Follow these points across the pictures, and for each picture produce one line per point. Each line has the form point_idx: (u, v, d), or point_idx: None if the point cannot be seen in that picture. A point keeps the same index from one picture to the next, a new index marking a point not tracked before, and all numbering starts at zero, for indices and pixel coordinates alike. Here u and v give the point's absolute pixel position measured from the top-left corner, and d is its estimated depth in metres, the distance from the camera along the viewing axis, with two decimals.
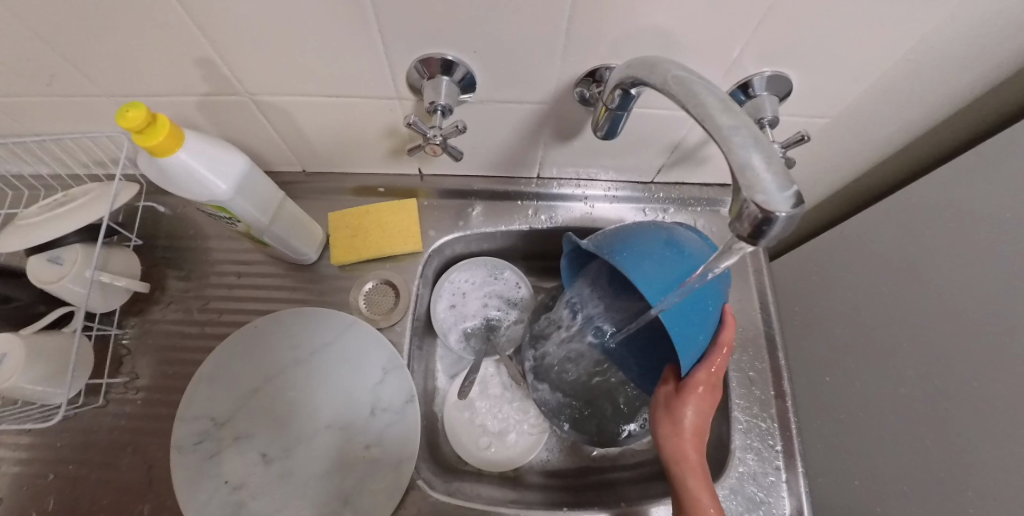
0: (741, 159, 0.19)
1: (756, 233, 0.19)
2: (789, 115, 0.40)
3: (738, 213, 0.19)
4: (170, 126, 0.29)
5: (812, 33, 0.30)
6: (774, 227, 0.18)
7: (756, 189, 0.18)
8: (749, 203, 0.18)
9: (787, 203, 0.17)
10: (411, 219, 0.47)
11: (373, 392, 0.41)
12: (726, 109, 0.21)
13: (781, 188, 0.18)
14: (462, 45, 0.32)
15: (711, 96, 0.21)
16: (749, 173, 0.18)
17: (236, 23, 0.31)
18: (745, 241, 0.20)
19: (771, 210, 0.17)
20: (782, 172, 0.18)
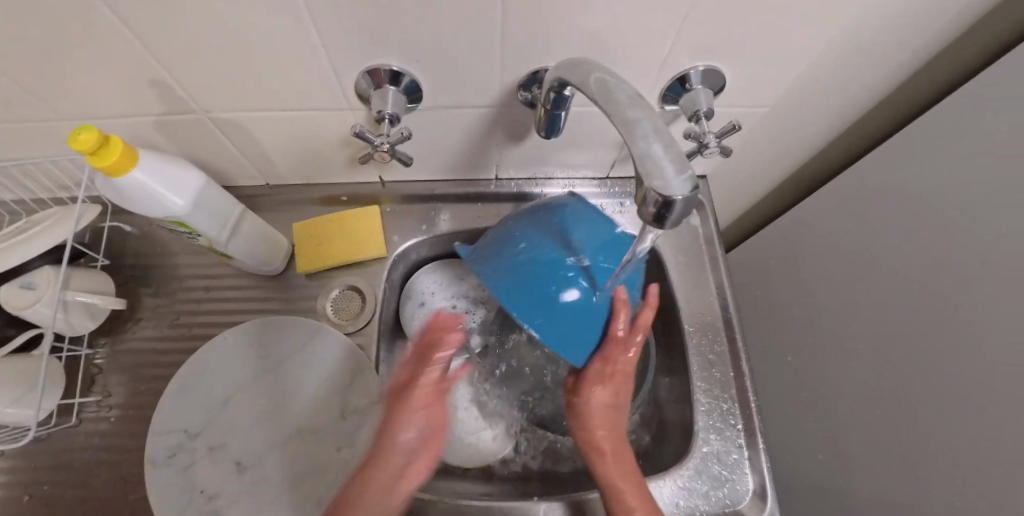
0: (641, 148, 0.19)
1: (659, 218, 0.20)
2: (730, 106, 0.42)
3: (641, 199, 0.20)
4: (124, 146, 0.30)
5: (734, 29, 0.32)
6: (674, 211, 0.19)
7: (653, 176, 0.18)
8: (648, 189, 0.19)
9: (683, 186, 0.18)
10: (374, 225, 0.48)
11: (343, 395, 0.42)
12: (633, 102, 0.22)
13: (677, 174, 0.19)
14: (404, 55, 0.34)
15: (619, 92, 0.23)
16: (649, 161, 0.19)
17: (182, 43, 0.32)
18: (652, 226, 0.20)
19: (669, 195, 0.18)
20: (679, 158, 0.19)
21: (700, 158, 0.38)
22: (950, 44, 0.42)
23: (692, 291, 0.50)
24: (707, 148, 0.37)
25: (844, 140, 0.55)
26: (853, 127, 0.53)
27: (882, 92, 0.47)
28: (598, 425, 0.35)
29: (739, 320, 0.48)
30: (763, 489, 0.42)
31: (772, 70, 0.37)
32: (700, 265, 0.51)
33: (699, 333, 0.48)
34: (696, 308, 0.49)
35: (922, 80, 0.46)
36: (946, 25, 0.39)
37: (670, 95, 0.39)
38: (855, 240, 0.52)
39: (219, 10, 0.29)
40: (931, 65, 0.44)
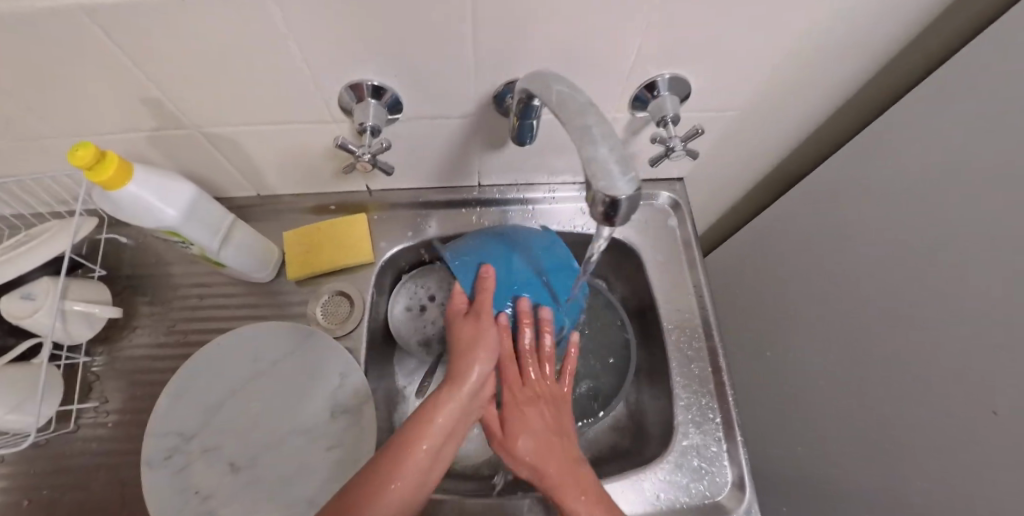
0: (589, 152, 0.21)
1: (609, 215, 0.22)
2: (699, 111, 0.44)
3: (591, 199, 0.21)
4: (119, 161, 0.31)
5: (693, 37, 0.34)
6: (620, 208, 0.21)
7: (599, 178, 0.20)
8: (596, 190, 0.21)
9: (626, 186, 0.20)
10: (361, 232, 0.50)
11: (333, 397, 0.44)
12: (583, 109, 0.23)
13: (621, 174, 0.21)
14: (384, 70, 0.36)
15: (571, 100, 0.24)
16: (595, 164, 0.21)
17: (173, 61, 0.33)
18: (603, 223, 0.22)
19: (614, 195, 0.20)
20: (624, 160, 0.21)
21: (667, 160, 0.39)
22: (906, 48, 0.44)
23: (670, 290, 0.51)
24: (673, 151, 0.38)
25: (814, 141, 0.57)
26: (822, 128, 0.55)
27: (846, 94, 0.49)
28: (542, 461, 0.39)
29: (716, 317, 0.50)
30: (742, 481, 0.44)
31: (734, 76, 0.39)
32: (677, 264, 0.52)
33: (677, 330, 0.50)
34: (674, 307, 0.51)
35: (883, 83, 0.48)
36: (899, 31, 0.41)
37: (639, 102, 0.41)
38: (829, 238, 0.53)
39: (207, 32, 0.31)
40: (890, 68, 0.46)
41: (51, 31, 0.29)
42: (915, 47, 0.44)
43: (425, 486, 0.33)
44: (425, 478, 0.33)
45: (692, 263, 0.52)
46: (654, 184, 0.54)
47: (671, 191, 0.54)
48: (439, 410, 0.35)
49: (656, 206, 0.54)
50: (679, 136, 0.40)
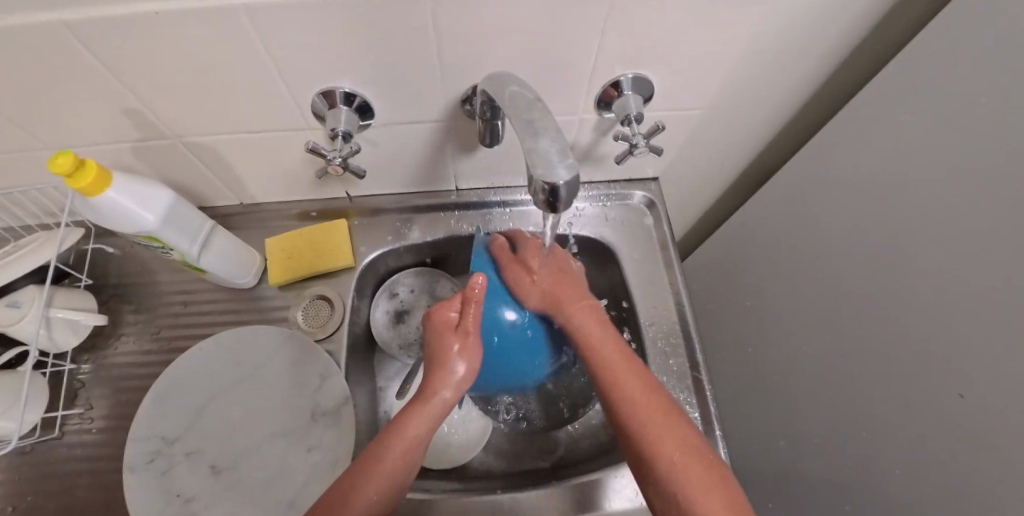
0: (529, 142, 0.22)
1: (552, 202, 0.23)
2: (666, 109, 0.45)
3: (534, 188, 0.22)
4: (98, 169, 0.33)
5: (650, 36, 0.35)
6: (561, 195, 0.22)
7: (538, 166, 0.21)
8: (536, 178, 0.22)
9: (565, 173, 0.21)
10: (341, 237, 0.51)
11: (314, 398, 0.45)
12: (527, 106, 0.25)
13: (560, 162, 0.22)
14: (353, 78, 0.37)
15: (518, 98, 0.25)
16: (536, 153, 0.22)
17: (148, 71, 0.35)
18: (548, 211, 0.23)
19: (552, 181, 0.21)
20: (563, 150, 0.22)
21: (632, 158, 0.41)
22: (862, 44, 0.45)
23: (647, 287, 0.52)
24: (637, 149, 0.40)
25: (786, 137, 0.58)
26: (791, 124, 0.56)
27: (811, 90, 0.50)
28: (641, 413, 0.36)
29: (692, 313, 0.51)
30: None
31: (694, 75, 0.40)
32: (653, 262, 0.53)
33: (655, 327, 0.50)
34: (651, 304, 0.51)
35: (845, 79, 0.49)
36: (853, 27, 0.42)
37: (604, 102, 0.42)
38: (804, 233, 0.54)
39: (180, 45, 0.32)
40: (850, 64, 0.47)
41: (29, 46, 0.30)
42: (870, 43, 0.45)
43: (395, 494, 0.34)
44: (395, 487, 0.34)
45: (669, 261, 0.53)
46: (629, 184, 0.55)
47: (646, 190, 0.55)
48: (412, 425, 0.36)
49: (631, 206, 0.55)
50: (643, 135, 0.41)
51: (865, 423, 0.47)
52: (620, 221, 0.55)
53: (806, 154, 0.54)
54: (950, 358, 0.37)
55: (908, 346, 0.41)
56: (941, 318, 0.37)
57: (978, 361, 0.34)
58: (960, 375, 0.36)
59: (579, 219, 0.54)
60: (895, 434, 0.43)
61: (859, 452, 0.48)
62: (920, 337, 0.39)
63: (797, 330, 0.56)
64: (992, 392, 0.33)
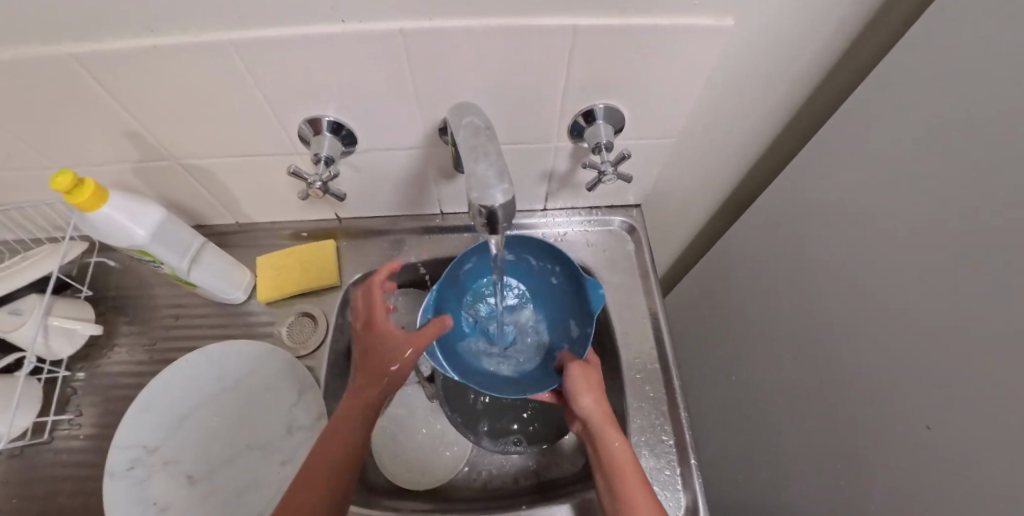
0: (470, 167, 0.24)
1: (491, 224, 0.24)
2: (641, 139, 0.46)
3: (473, 211, 0.24)
4: (95, 187, 0.35)
5: (614, 67, 0.37)
6: (499, 217, 0.23)
7: (474, 190, 0.23)
8: (473, 201, 0.23)
9: (500, 196, 0.23)
10: (328, 256, 0.53)
11: (291, 413, 0.46)
12: (475, 134, 0.26)
13: (496, 185, 0.23)
14: (336, 108, 0.40)
15: (469, 126, 0.27)
16: (473, 178, 0.23)
17: (148, 99, 0.38)
18: (489, 232, 0.24)
19: (488, 203, 0.22)
20: (503, 176, 0.23)
21: (601, 184, 0.42)
22: (827, 78, 0.46)
23: (626, 312, 0.52)
24: (605, 176, 0.41)
25: (766, 165, 0.59)
26: (771, 153, 0.56)
27: (786, 120, 0.51)
28: (608, 442, 0.38)
29: (670, 338, 0.50)
30: (696, 507, 0.43)
31: (664, 105, 0.41)
32: (632, 287, 0.54)
33: (632, 353, 0.50)
34: (629, 328, 0.51)
35: (818, 112, 0.50)
36: (816, 61, 0.43)
37: (577, 131, 0.43)
38: (784, 262, 0.54)
39: (177, 74, 0.35)
40: (820, 97, 0.48)
41: (42, 71, 0.34)
42: (838, 75, 0.46)
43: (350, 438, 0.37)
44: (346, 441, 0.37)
45: (649, 289, 0.53)
46: (611, 209, 0.56)
47: (627, 216, 0.56)
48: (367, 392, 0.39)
49: (613, 232, 0.56)
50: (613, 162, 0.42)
51: (847, 458, 0.45)
52: (602, 247, 0.56)
53: (785, 181, 0.54)
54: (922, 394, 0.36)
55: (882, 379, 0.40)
56: (909, 350, 0.36)
57: (945, 396, 0.33)
58: (933, 407, 0.35)
59: (561, 244, 0.55)
60: (875, 468, 0.41)
61: (842, 487, 0.46)
62: (896, 371, 0.38)
63: (780, 359, 0.56)
64: (961, 429, 0.32)
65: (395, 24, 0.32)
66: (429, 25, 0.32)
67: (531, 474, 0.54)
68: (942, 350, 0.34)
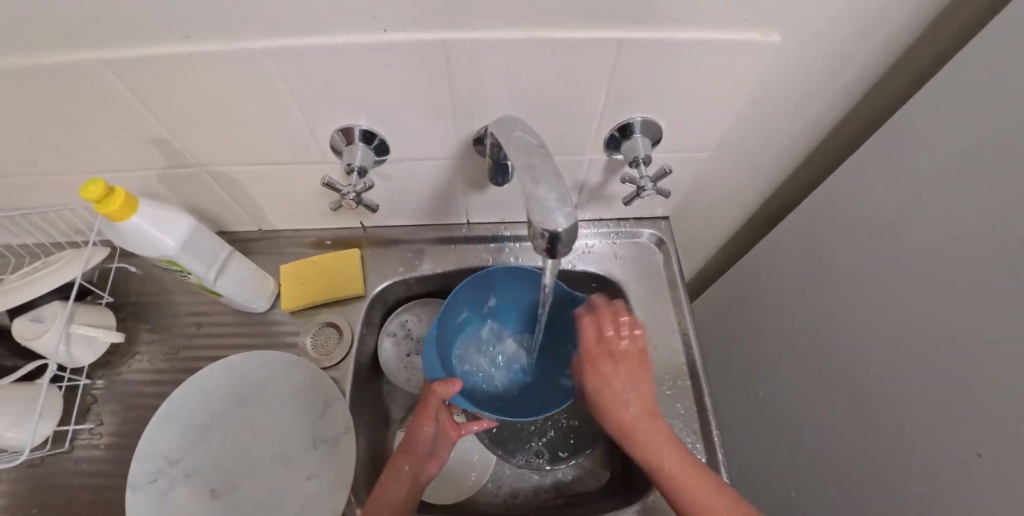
0: (528, 189, 0.22)
1: (551, 247, 0.23)
2: (674, 152, 0.45)
3: (533, 233, 0.23)
4: (125, 196, 0.34)
5: (655, 81, 0.36)
6: (561, 241, 0.22)
7: (536, 212, 0.22)
8: (535, 224, 0.22)
9: (563, 219, 0.22)
10: (353, 266, 0.52)
11: (316, 426, 0.45)
12: (528, 151, 0.25)
13: (558, 208, 0.22)
14: (369, 118, 0.39)
15: (521, 143, 0.26)
16: (535, 200, 0.22)
17: (178, 106, 0.37)
18: (547, 256, 0.23)
19: (550, 227, 0.22)
20: (565, 197, 0.23)
21: (639, 199, 0.41)
22: (867, 93, 0.45)
23: (654, 326, 0.51)
24: (643, 191, 0.40)
25: (797, 178, 0.58)
26: (802, 166, 0.55)
27: (821, 134, 0.50)
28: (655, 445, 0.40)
29: (701, 354, 0.49)
30: None
31: (702, 118, 0.40)
32: (662, 301, 0.53)
33: (661, 368, 0.49)
34: (657, 343, 0.50)
35: (855, 125, 0.49)
36: (856, 76, 0.42)
37: (613, 144, 0.43)
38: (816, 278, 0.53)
39: (209, 82, 0.35)
40: (860, 110, 0.47)
41: (73, 78, 0.34)
42: (880, 88, 0.45)
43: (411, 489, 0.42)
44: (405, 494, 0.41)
45: (678, 304, 0.52)
46: (639, 221, 0.55)
47: (655, 228, 0.55)
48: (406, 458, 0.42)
49: (642, 244, 0.55)
50: (650, 176, 0.42)
51: (881, 479, 0.44)
52: (631, 260, 0.55)
53: (820, 194, 0.53)
54: (960, 417, 0.35)
55: (920, 402, 0.39)
56: (950, 373, 0.36)
57: (972, 414, 0.34)
58: (973, 433, 0.34)
59: (589, 256, 0.54)
60: (912, 493, 0.40)
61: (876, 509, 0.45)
62: (919, 385, 0.39)
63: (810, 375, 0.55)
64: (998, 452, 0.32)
65: (438, 35, 0.31)
66: (471, 36, 0.31)
67: (554, 490, 0.53)
68: (962, 351, 0.34)
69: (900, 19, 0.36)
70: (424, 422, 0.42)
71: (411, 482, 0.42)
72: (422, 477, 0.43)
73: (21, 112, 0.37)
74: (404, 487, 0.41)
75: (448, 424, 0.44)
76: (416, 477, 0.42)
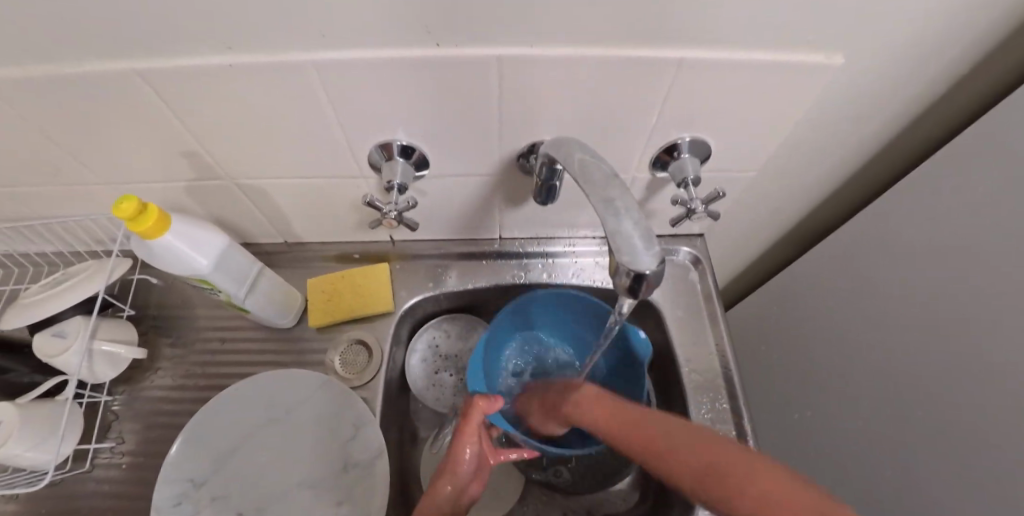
0: (611, 225, 0.21)
1: (633, 287, 0.22)
2: (718, 171, 0.44)
3: (615, 270, 0.22)
4: (158, 213, 0.33)
5: (711, 102, 0.35)
6: (645, 283, 0.21)
7: (622, 251, 0.21)
8: (619, 263, 0.21)
9: (651, 260, 0.21)
10: (383, 281, 0.51)
11: (346, 448, 0.44)
12: (607, 182, 0.23)
13: (646, 249, 0.21)
14: (412, 134, 0.37)
15: (592, 169, 0.24)
16: (618, 238, 0.21)
17: (212, 118, 0.36)
18: (627, 295, 0.22)
19: (638, 268, 0.20)
20: (648, 235, 0.21)
21: (688, 220, 0.40)
22: (917, 113, 0.44)
23: (691, 347, 0.50)
24: (694, 213, 0.39)
25: (835, 196, 0.56)
26: (842, 184, 0.54)
27: (865, 154, 0.49)
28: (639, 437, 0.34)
29: (740, 378, 0.48)
30: None
31: (753, 137, 0.39)
32: (699, 320, 0.51)
33: (698, 391, 0.48)
34: (695, 366, 0.49)
35: (900, 144, 0.48)
36: (909, 96, 0.41)
37: (660, 162, 0.41)
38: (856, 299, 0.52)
39: (248, 96, 0.33)
40: (909, 130, 0.46)
41: (105, 88, 0.32)
42: (932, 110, 0.44)
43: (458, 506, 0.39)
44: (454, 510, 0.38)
45: (716, 325, 0.51)
46: (675, 239, 0.54)
47: (691, 246, 0.54)
48: (447, 477, 0.39)
49: (677, 262, 0.54)
50: (698, 198, 0.41)
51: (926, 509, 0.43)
52: (666, 277, 0.54)
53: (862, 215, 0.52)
54: None
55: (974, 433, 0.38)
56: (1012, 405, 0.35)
57: None
58: None
59: None
60: None
61: None
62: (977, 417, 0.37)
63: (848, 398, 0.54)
64: None
65: (495, 52, 0.30)
66: (528, 53, 0.30)
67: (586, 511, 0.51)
68: None
69: (968, 38, 0.35)
70: (466, 441, 0.40)
71: (453, 503, 0.38)
72: (464, 498, 0.39)
73: (49, 121, 0.36)
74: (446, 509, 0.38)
75: (488, 447, 0.42)
76: (459, 497, 0.39)
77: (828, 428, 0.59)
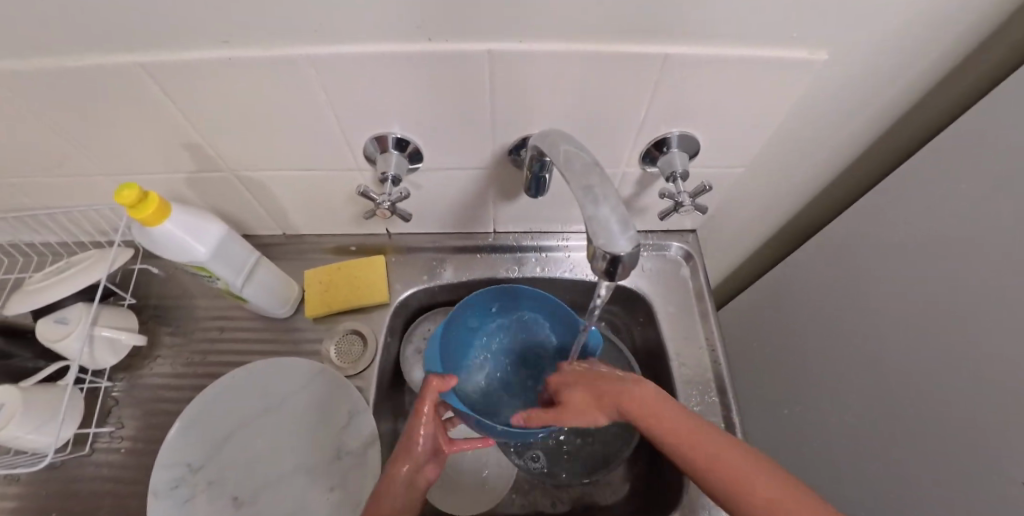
0: (590, 211, 0.22)
1: (610, 270, 0.22)
2: (707, 167, 0.45)
3: (592, 254, 0.23)
4: (158, 201, 0.34)
5: (698, 97, 0.36)
6: (621, 266, 0.22)
7: (599, 236, 0.21)
8: (596, 247, 0.22)
9: (626, 243, 0.21)
10: (379, 273, 0.52)
11: (340, 435, 0.44)
12: (587, 170, 0.24)
13: (622, 233, 0.22)
14: (406, 127, 0.38)
15: (575, 159, 0.25)
16: (595, 223, 0.22)
17: (211, 111, 0.37)
18: (604, 277, 0.23)
19: (614, 251, 0.21)
20: (625, 220, 0.22)
21: (676, 214, 0.41)
22: (905, 111, 0.45)
23: (681, 341, 0.51)
24: (681, 206, 0.40)
25: (827, 194, 0.57)
26: (832, 182, 0.55)
27: (855, 152, 0.50)
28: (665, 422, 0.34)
29: (729, 371, 0.49)
30: None
31: (740, 133, 0.40)
32: (689, 315, 0.52)
33: (687, 384, 0.48)
34: (685, 359, 0.50)
35: (889, 142, 0.49)
36: (897, 94, 0.42)
37: (649, 157, 0.42)
38: None
39: (245, 88, 0.34)
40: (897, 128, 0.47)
41: (106, 80, 0.33)
42: (920, 107, 0.44)
43: (414, 490, 0.37)
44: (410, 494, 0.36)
45: (706, 319, 0.51)
46: (667, 234, 0.55)
47: (683, 242, 0.55)
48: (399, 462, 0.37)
49: (669, 257, 0.55)
50: (686, 192, 0.41)
51: None
52: (657, 272, 0.54)
53: None
54: None
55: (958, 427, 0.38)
56: None
57: None
58: None
59: None
60: None
61: None
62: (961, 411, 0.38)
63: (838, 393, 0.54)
64: None
65: (484, 45, 0.31)
66: (517, 47, 0.31)
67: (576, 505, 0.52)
68: None
69: (952, 37, 0.36)
70: (418, 423, 0.38)
71: (410, 486, 0.36)
72: (420, 481, 0.37)
73: (53, 111, 0.37)
74: (402, 496, 0.36)
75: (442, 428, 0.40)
76: (415, 481, 0.37)
77: (819, 424, 0.59)
